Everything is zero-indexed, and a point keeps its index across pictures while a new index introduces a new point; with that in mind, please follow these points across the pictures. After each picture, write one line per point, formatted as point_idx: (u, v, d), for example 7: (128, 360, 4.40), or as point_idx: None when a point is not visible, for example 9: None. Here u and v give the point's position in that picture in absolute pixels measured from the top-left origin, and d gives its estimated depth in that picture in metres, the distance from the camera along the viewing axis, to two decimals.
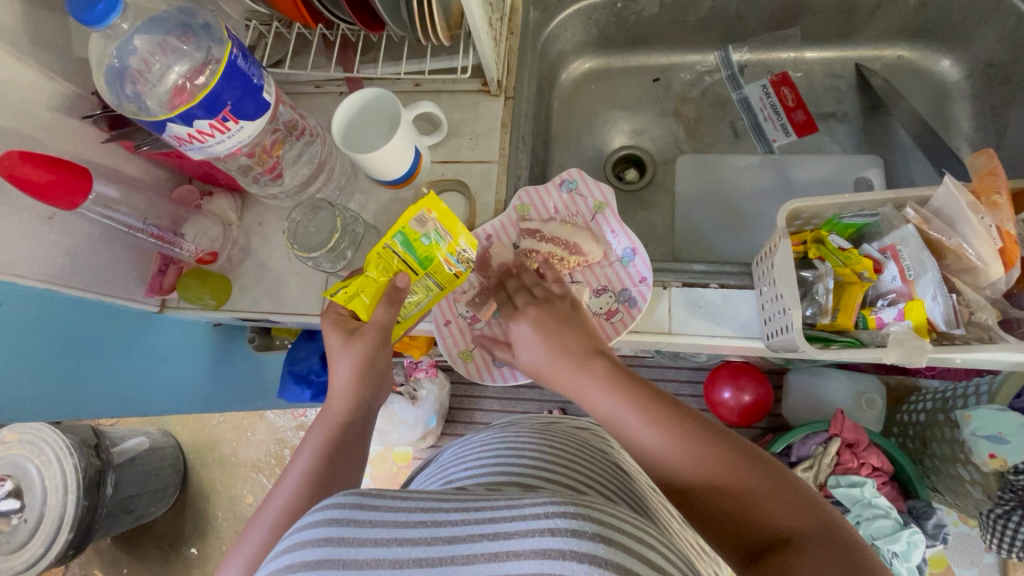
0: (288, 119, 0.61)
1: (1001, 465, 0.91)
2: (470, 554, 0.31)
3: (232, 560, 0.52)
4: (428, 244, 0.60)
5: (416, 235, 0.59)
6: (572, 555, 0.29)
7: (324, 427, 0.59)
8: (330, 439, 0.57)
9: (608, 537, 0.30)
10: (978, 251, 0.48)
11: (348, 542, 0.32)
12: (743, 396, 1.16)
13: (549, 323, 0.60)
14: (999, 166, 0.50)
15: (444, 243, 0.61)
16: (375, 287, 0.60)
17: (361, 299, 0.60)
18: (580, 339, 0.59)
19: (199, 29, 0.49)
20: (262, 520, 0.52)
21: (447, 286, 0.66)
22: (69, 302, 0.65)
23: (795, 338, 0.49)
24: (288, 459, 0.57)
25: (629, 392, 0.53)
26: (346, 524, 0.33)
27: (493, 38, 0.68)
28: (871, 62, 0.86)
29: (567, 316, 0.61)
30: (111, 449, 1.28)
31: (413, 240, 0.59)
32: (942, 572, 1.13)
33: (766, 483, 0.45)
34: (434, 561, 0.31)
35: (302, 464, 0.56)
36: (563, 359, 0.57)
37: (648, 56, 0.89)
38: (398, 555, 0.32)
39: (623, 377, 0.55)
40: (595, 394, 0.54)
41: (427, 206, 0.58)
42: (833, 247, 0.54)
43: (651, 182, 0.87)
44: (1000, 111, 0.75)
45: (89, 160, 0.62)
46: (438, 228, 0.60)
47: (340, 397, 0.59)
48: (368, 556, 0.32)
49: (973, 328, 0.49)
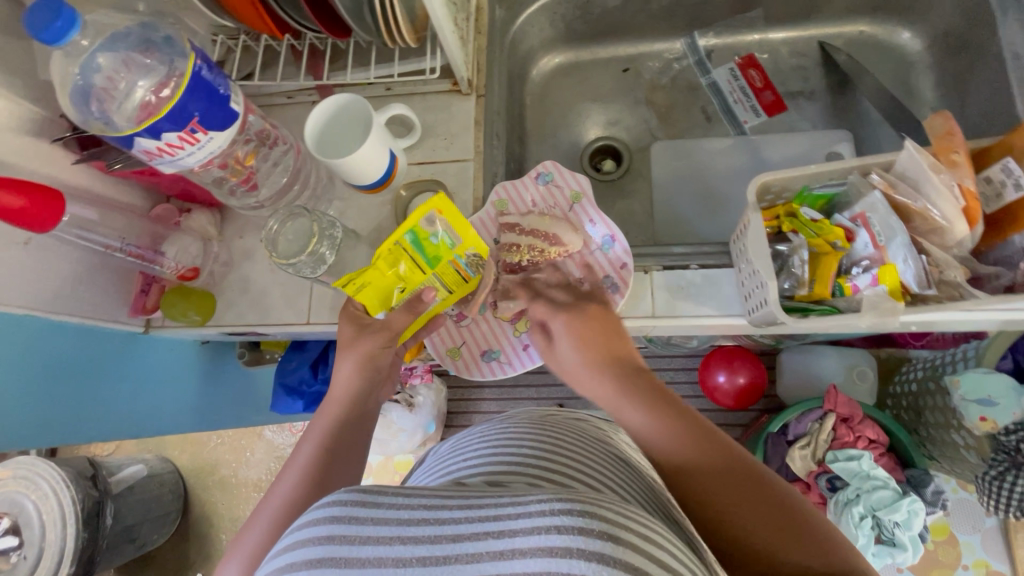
0: (260, 128, 0.62)
1: (992, 427, 0.92)
2: (475, 552, 0.31)
3: (232, 551, 0.52)
4: (438, 244, 0.61)
5: (425, 233, 0.60)
6: (580, 553, 0.29)
7: (326, 418, 0.59)
8: (331, 434, 0.57)
9: (614, 535, 0.31)
10: (942, 211, 0.49)
11: (351, 541, 0.32)
12: (737, 379, 1.17)
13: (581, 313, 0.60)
14: (955, 127, 0.52)
15: (453, 245, 0.61)
16: (386, 285, 0.61)
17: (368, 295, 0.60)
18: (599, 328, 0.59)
19: (160, 43, 0.49)
20: (262, 512, 0.52)
21: (457, 290, 0.66)
22: (49, 325, 0.64)
23: (773, 310, 0.50)
24: (289, 453, 0.57)
25: (641, 385, 0.53)
26: (348, 521, 0.33)
27: (460, 37, 0.69)
28: (834, 39, 0.87)
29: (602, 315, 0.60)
30: (109, 479, 1.27)
31: (423, 239, 0.60)
32: (944, 540, 1.14)
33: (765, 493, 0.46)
34: (439, 559, 0.31)
35: (302, 459, 0.56)
36: (581, 346, 0.58)
37: (616, 47, 0.90)
38: (401, 553, 0.32)
39: (638, 372, 0.55)
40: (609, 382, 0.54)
41: (437, 207, 0.58)
42: (805, 219, 0.55)
43: (628, 171, 0.88)
44: (961, 78, 0.77)
45: (62, 183, 0.62)
46: (449, 229, 0.60)
47: (343, 393, 0.60)
48: (372, 555, 0.32)
49: (944, 287, 0.50)
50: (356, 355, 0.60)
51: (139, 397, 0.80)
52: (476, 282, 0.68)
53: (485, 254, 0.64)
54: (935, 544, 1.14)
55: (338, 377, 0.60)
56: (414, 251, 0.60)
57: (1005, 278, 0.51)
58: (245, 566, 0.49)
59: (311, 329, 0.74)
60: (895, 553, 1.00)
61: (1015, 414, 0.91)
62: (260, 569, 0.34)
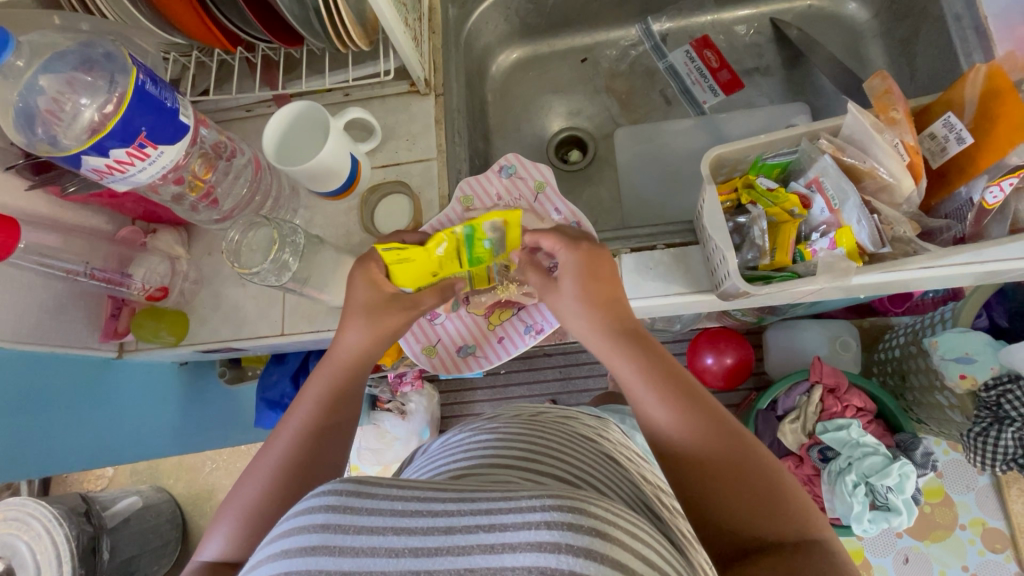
0: (215, 141, 0.61)
1: (973, 384, 0.92)
2: (465, 545, 0.31)
3: (223, 510, 0.51)
4: (485, 247, 0.66)
5: (480, 234, 0.65)
6: (568, 549, 0.29)
7: (326, 379, 0.58)
8: (333, 395, 0.57)
9: (603, 532, 0.31)
10: (889, 168, 0.50)
11: (344, 529, 0.32)
12: (724, 359, 1.18)
13: (593, 284, 0.57)
14: (892, 86, 0.53)
15: (495, 252, 0.67)
16: (427, 266, 0.64)
17: (410, 273, 0.63)
18: (615, 315, 0.57)
19: (101, 60, 0.49)
20: (258, 471, 0.52)
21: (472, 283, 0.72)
22: (18, 358, 0.63)
23: (734, 280, 0.51)
24: (289, 406, 0.56)
25: (660, 374, 0.52)
26: (342, 510, 0.33)
27: (413, 37, 0.69)
28: (784, 15, 0.89)
29: (608, 279, 0.58)
30: (103, 513, 1.25)
31: (477, 238, 0.65)
32: (940, 501, 1.15)
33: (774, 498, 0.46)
34: (430, 550, 0.31)
35: (302, 414, 0.55)
36: (599, 332, 0.56)
37: (573, 38, 0.91)
38: (393, 544, 0.31)
39: (658, 359, 0.53)
40: (624, 365, 0.53)
41: (507, 220, 0.64)
42: (762, 189, 0.56)
43: (594, 159, 0.89)
44: (908, 42, 0.78)
45: (19, 211, 0.61)
46: (501, 237, 0.66)
47: (346, 355, 0.59)
48: (364, 545, 0.31)
49: (898, 244, 0.51)
50: (365, 320, 0.59)
51: (117, 421, 0.78)
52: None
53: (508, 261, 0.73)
54: (931, 506, 1.15)
55: (344, 340, 0.59)
56: (463, 246, 0.65)
57: (954, 230, 0.54)
58: (244, 522, 0.49)
59: (288, 339, 0.73)
60: (890, 517, 1.00)
61: (994, 368, 0.91)
62: (251, 558, 0.33)
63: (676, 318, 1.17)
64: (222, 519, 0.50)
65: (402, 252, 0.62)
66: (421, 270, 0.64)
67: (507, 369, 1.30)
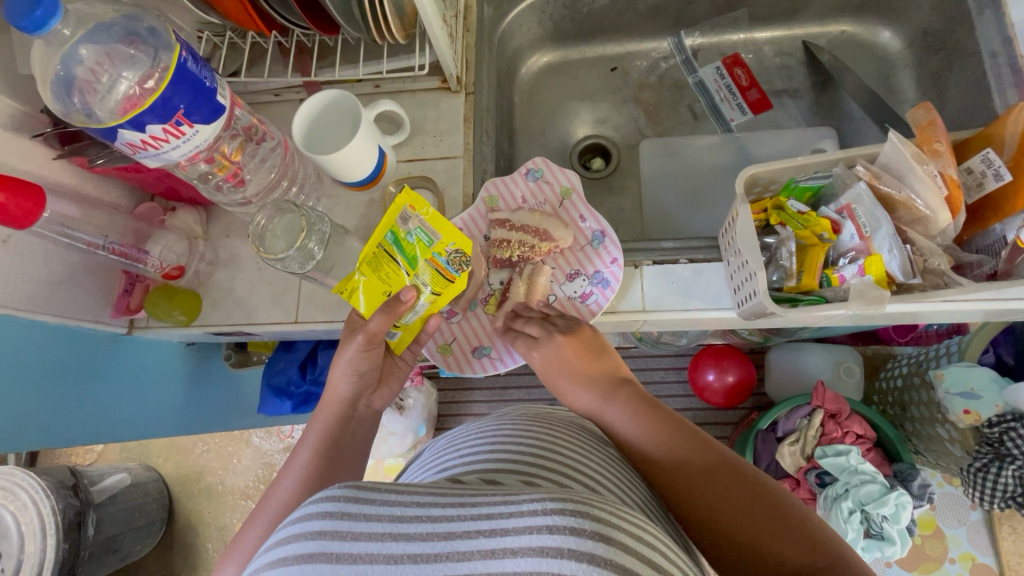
0: (247, 124, 0.61)
1: (976, 420, 0.91)
2: (466, 551, 0.29)
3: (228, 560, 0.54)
4: (414, 242, 0.59)
5: (402, 233, 0.59)
6: (571, 554, 0.28)
7: (321, 426, 0.62)
8: (326, 440, 0.60)
9: (607, 536, 0.29)
10: (926, 200, 0.50)
11: (342, 536, 0.31)
12: (726, 377, 1.17)
13: (583, 354, 0.64)
14: (937, 117, 0.54)
15: (431, 242, 0.59)
16: (370, 286, 0.60)
17: (359, 301, 0.60)
18: (603, 367, 0.63)
19: (145, 35, 0.48)
20: (259, 520, 0.55)
21: (444, 294, 0.61)
22: (31, 329, 0.62)
23: (762, 301, 0.50)
24: (290, 452, 0.60)
25: (647, 418, 0.56)
26: (341, 517, 0.31)
27: (449, 34, 0.69)
28: (817, 39, 0.89)
29: (590, 345, 0.64)
30: (91, 488, 1.23)
31: (399, 236, 0.59)
32: (931, 534, 1.15)
33: (777, 522, 0.46)
34: (429, 557, 0.29)
35: (300, 463, 0.59)
36: (589, 383, 0.62)
37: (604, 47, 0.91)
38: (393, 550, 0.30)
39: (646, 403, 0.58)
40: (618, 416, 0.58)
41: (409, 201, 0.59)
42: (793, 211, 0.56)
43: (617, 169, 0.89)
44: (940, 75, 0.79)
45: (44, 179, 0.60)
46: (423, 225, 0.59)
47: (337, 401, 0.63)
48: (363, 551, 0.30)
49: (929, 275, 0.51)
50: (349, 365, 0.62)
51: (121, 400, 0.77)
52: (465, 283, 0.62)
53: (469, 251, 0.60)
54: (923, 538, 1.15)
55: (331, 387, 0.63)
56: (395, 252, 0.60)
57: (987, 265, 0.55)
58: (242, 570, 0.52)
59: (300, 328, 0.73)
60: (884, 546, 0.99)
61: (998, 406, 0.90)
62: (249, 564, 0.32)
63: (683, 332, 1.17)
64: (226, 568, 0.53)
65: (347, 284, 0.60)
66: (370, 290, 0.60)
67: (508, 372, 1.30)
